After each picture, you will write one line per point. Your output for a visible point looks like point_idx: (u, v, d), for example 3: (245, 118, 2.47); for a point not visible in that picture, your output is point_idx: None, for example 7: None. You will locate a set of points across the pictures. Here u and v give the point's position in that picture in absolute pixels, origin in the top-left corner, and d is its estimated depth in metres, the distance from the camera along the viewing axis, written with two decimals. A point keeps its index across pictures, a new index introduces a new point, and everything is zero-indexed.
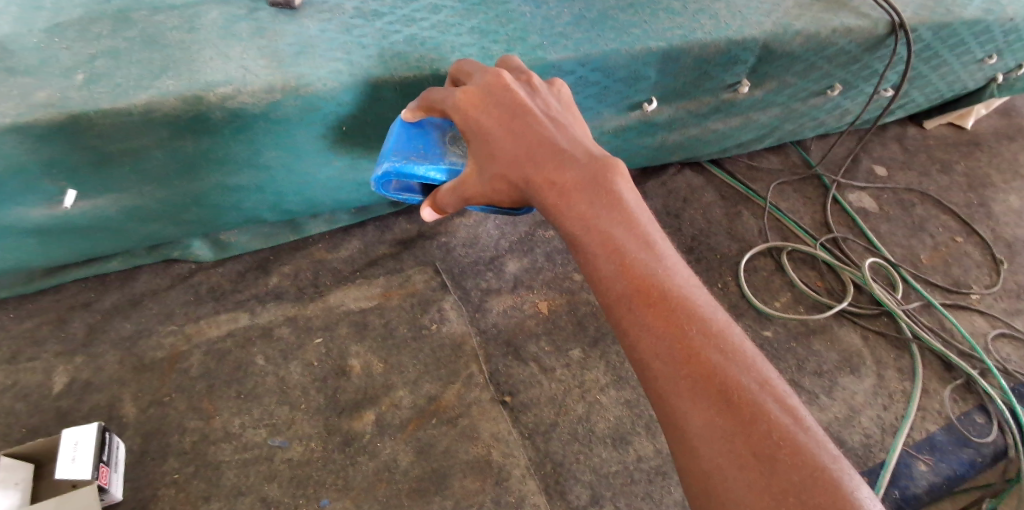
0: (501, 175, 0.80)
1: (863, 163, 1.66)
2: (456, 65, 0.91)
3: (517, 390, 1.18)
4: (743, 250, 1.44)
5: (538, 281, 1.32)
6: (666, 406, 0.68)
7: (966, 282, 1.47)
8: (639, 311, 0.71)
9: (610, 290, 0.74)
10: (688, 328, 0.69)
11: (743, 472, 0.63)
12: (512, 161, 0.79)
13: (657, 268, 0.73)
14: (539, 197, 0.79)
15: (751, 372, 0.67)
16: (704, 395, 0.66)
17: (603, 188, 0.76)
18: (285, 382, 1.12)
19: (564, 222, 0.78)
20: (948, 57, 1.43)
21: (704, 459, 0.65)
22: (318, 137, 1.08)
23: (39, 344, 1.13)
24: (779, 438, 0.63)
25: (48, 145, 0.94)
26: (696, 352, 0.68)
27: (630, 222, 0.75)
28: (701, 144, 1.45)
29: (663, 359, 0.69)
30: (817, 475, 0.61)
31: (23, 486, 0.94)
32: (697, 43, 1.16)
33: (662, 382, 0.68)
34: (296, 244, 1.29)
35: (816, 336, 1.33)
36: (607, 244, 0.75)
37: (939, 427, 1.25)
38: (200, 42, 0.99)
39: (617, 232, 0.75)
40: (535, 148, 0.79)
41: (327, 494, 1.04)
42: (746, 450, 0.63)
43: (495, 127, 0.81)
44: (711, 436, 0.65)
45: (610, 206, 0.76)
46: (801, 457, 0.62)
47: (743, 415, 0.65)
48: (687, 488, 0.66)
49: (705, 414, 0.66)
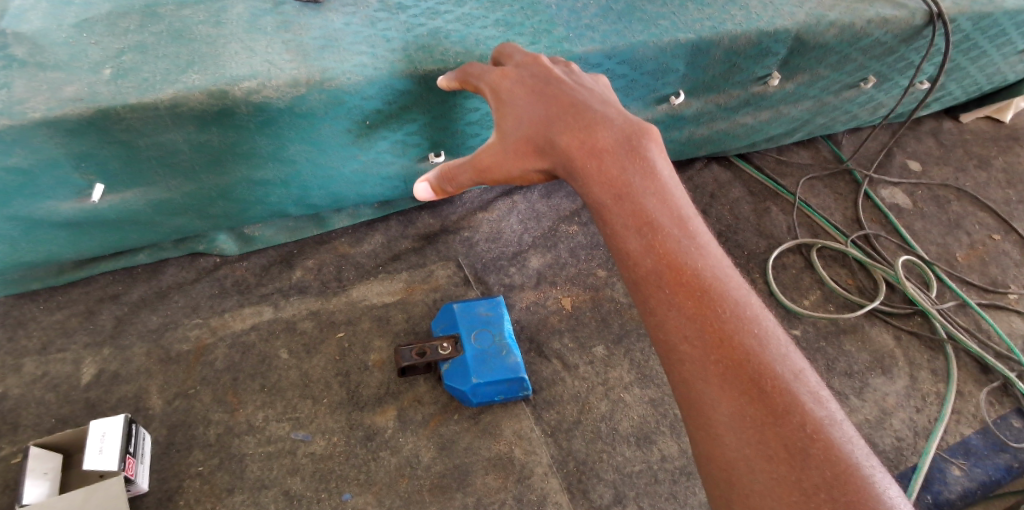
0: (528, 139, 0.84)
1: (896, 157, 1.61)
2: (498, 48, 0.97)
3: (541, 387, 1.16)
4: (772, 247, 1.41)
5: (561, 276, 1.30)
6: (691, 391, 0.67)
7: (1003, 281, 1.42)
8: (670, 291, 0.71)
9: (640, 267, 0.73)
10: (721, 311, 0.69)
11: (773, 465, 0.61)
12: (540, 126, 0.83)
13: (690, 245, 0.73)
14: (567, 158, 0.81)
15: (784, 361, 0.66)
16: (735, 383, 0.65)
17: (635, 157, 0.78)
18: (308, 376, 1.13)
19: (593, 188, 0.79)
20: (989, 49, 1.38)
21: (729, 448, 0.63)
22: (343, 131, 1.07)
23: (68, 335, 1.14)
24: (811, 431, 0.62)
25: (77, 139, 0.95)
26: (728, 336, 0.67)
27: (661, 195, 0.76)
28: (730, 138, 1.42)
29: (692, 341, 0.68)
30: (848, 470, 0.60)
31: (52, 476, 0.96)
32: (727, 35, 1.13)
33: (688, 365, 0.68)
34: (320, 238, 1.29)
35: (846, 336, 1.30)
36: (638, 222, 0.75)
37: (974, 431, 1.21)
38: (226, 37, 0.99)
39: (649, 206, 0.76)
40: (562, 115, 0.82)
41: (349, 489, 1.04)
42: (777, 442, 0.62)
43: (527, 92, 0.86)
44: (741, 425, 0.63)
45: (643, 173, 0.78)
46: (833, 452, 0.61)
47: (774, 405, 0.63)
48: (708, 478, 0.65)
49: (735, 402, 0.64)
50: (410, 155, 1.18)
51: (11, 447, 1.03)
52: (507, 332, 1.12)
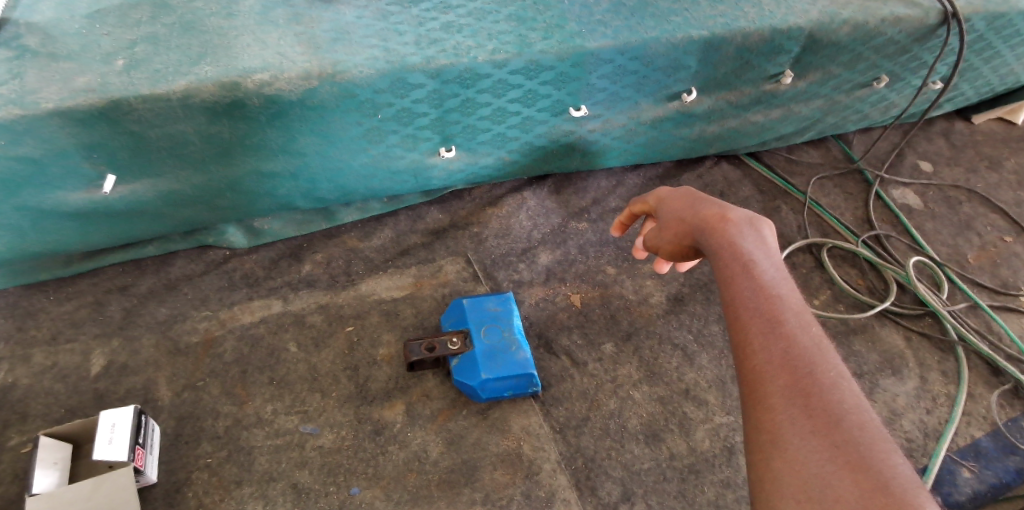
0: (677, 217, 0.83)
1: (907, 158, 1.60)
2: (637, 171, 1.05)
3: (550, 384, 1.16)
4: (781, 246, 1.41)
5: (570, 273, 1.30)
6: (750, 358, 0.66)
7: (1015, 283, 1.41)
8: (748, 276, 0.71)
9: (728, 270, 0.73)
10: (793, 315, 0.67)
11: (815, 441, 0.59)
12: (686, 206, 0.84)
13: (774, 267, 0.73)
14: (701, 222, 0.79)
15: (845, 364, 0.65)
16: (797, 360, 0.64)
17: (761, 234, 0.76)
18: (317, 369, 1.13)
19: (708, 231, 0.78)
20: (1002, 49, 1.37)
21: (777, 413, 0.62)
22: (354, 125, 1.07)
23: (77, 326, 1.14)
24: (861, 420, 0.60)
25: (89, 130, 0.95)
26: (795, 334, 0.66)
27: (770, 251, 0.75)
28: (740, 136, 1.41)
29: (760, 317, 0.68)
30: (894, 464, 0.57)
31: (61, 466, 0.96)
32: (740, 32, 1.12)
33: (752, 335, 0.67)
34: (329, 232, 1.29)
35: (856, 336, 1.29)
36: (742, 254, 0.73)
37: (984, 433, 1.20)
38: (238, 29, 0.99)
39: (753, 243, 0.75)
40: (706, 199, 0.83)
41: (357, 483, 1.04)
42: (823, 422, 0.60)
43: (677, 188, 0.88)
44: (795, 404, 0.61)
45: (762, 235, 0.76)
46: (882, 444, 0.58)
47: (828, 389, 0.62)
48: (751, 442, 0.63)
49: (792, 385, 0.63)
50: (422, 149, 1.18)
51: (19, 437, 1.03)
52: (516, 328, 1.12)
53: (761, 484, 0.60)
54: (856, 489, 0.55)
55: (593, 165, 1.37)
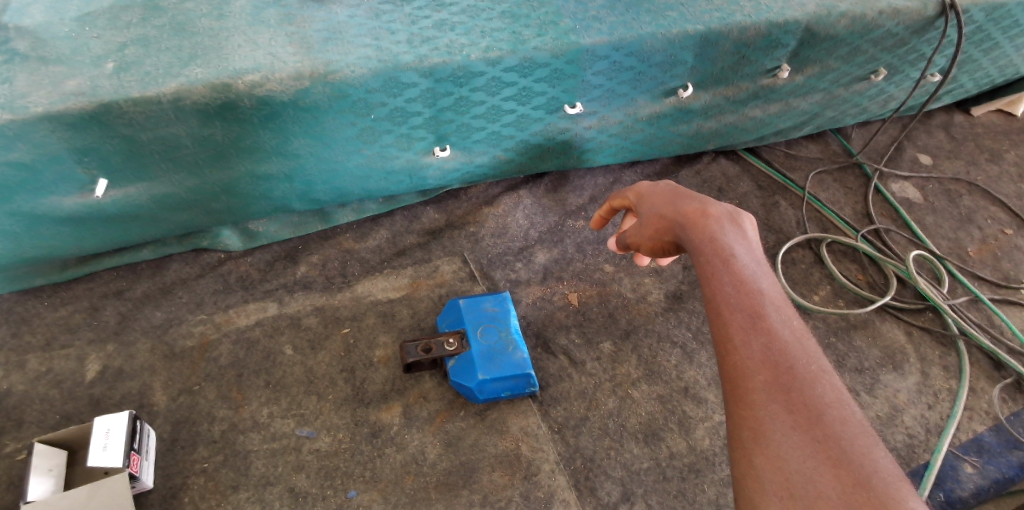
0: (659, 214, 0.82)
1: (906, 151, 1.59)
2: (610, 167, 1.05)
3: (548, 383, 1.15)
4: (781, 242, 1.40)
5: (568, 271, 1.29)
6: (732, 354, 0.65)
7: (1016, 276, 1.40)
8: (728, 272, 0.70)
9: (708, 265, 0.72)
10: (773, 309, 0.67)
11: (797, 438, 0.59)
12: (666, 202, 0.82)
13: (753, 261, 0.72)
14: (683, 219, 0.78)
15: (825, 356, 0.64)
16: (778, 356, 0.63)
17: (742, 230, 0.75)
18: (313, 372, 1.12)
19: (691, 229, 0.76)
20: (1002, 40, 1.35)
21: (760, 410, 0.61)
22: (347, 125, 1.06)
23: (72, 331, 1.14)
24: (842, 414, 0.60)
25: (80, 133, 0.94)
26: (776, 328, 0.65)
27: (749, 247, 0.74)
28: (738, 132, 1.40)
29: (741, 312, 0.67)
30: (874, 457, 0.57)
31: (56, 473, 0.96)
32: (736, 26, 1.11)
33: (733, 331, 0.66)
34: (325, 233, 1.28)
35: (857, 331, 1.28)
36: (722, 249, 0.72)
37: (987, 428, 1.19)
38: (229, 30, 0.98)
39: (734, 238, 0.74)
40: (687, 195, 0.81)
41: (354, 486, 1.03)
42: (805, 418, 0.59)
43: (658, 185, 0.86)
44: (776, 400, 0.61)
45: (741, 232, 0.75)
46: (862, 438, 0.58)
47: (809, 384, 0.61)
48: (735, 438, 0.62)
49: (774, 380, 0.62)
50: (416, 149, 1.17)
51: (15, 444, 1.03)
52: (513, 329, 1.11)
53: (744, 481, 0.60)
54: (838, 485, 0.55)
55: (590, 162, 1.36)
